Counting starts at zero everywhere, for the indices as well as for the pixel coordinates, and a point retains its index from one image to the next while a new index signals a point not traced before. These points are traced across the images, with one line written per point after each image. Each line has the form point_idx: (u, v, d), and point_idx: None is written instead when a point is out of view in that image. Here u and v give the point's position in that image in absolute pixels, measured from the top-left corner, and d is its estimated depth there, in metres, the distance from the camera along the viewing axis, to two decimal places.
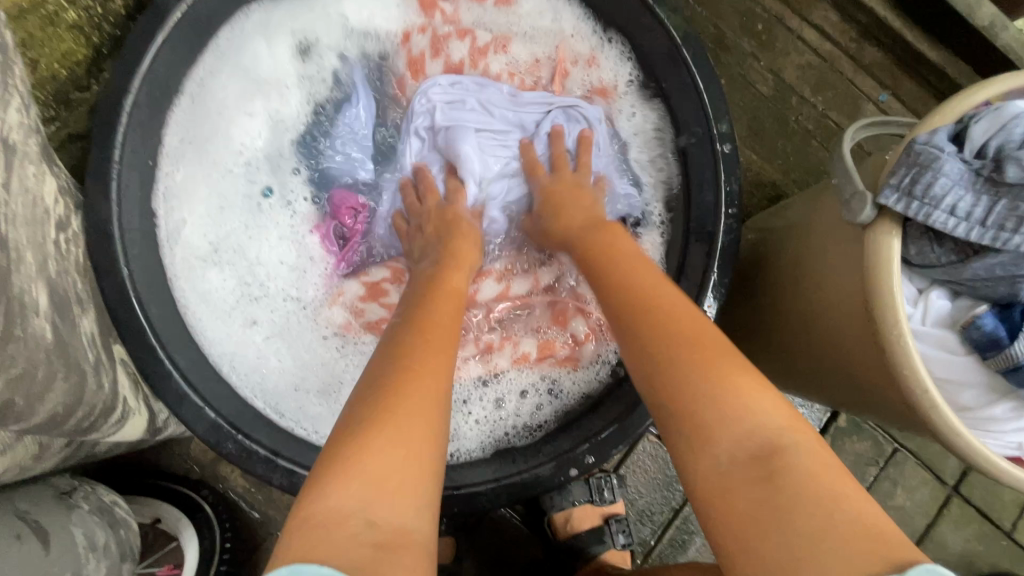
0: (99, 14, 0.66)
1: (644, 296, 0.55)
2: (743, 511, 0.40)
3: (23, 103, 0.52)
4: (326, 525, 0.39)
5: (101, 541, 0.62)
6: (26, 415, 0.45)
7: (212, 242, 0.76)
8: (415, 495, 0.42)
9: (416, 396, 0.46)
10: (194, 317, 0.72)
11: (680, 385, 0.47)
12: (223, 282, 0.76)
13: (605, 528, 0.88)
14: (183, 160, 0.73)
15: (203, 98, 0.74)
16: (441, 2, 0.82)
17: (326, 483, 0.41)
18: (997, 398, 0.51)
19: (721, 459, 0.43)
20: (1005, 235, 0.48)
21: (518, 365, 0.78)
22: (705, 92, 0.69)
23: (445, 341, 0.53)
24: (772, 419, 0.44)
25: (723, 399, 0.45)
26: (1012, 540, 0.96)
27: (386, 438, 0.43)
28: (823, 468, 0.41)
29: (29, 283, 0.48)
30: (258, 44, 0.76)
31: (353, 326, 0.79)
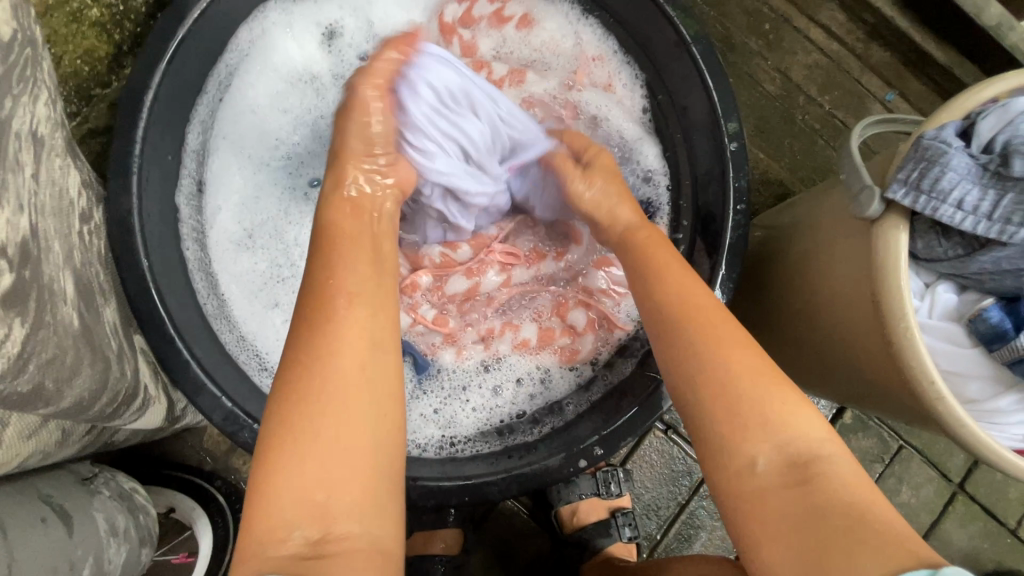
0: (121, 12, 0.67)
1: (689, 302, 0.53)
2: (774, 515, 0.43)
3: (50, 97, 0.53)
4: (260, 548, 0.41)
5: (122, 526, 0.63)
6: (55, 398, 0.46)
7: (247, 228, 0.78)
8: (353, 499, 0.44)
9: (325, 406, 0.46)
10: (224, 295, 0.75)
11: (715, 394, 0.47)
12: (252, 265, 0.78)
13: (612, 521, 0.89)
14: (216, 153, 0.77)
15: (231, 97, 0.77)
16: (461, 28, 0.83)
17: (257, 505, 0.43)
18: (1002, 390, 0.52)
19: (756, 463, 0.45)
20: (1011, 228, 0.48)
21: (519, 349, 0.79)
22: (713, 90, 0.69)
23: (349, 318, 0.50)
24: (811, 430, 0.45)
25: (776, 413, 0.45)
26: (1017, 538, 0.97)
27: (296, 456, 0.44)
28: (860, 481, 0.43)
29: (57, 271, 0.49)
30: (285, 42, 0.79)
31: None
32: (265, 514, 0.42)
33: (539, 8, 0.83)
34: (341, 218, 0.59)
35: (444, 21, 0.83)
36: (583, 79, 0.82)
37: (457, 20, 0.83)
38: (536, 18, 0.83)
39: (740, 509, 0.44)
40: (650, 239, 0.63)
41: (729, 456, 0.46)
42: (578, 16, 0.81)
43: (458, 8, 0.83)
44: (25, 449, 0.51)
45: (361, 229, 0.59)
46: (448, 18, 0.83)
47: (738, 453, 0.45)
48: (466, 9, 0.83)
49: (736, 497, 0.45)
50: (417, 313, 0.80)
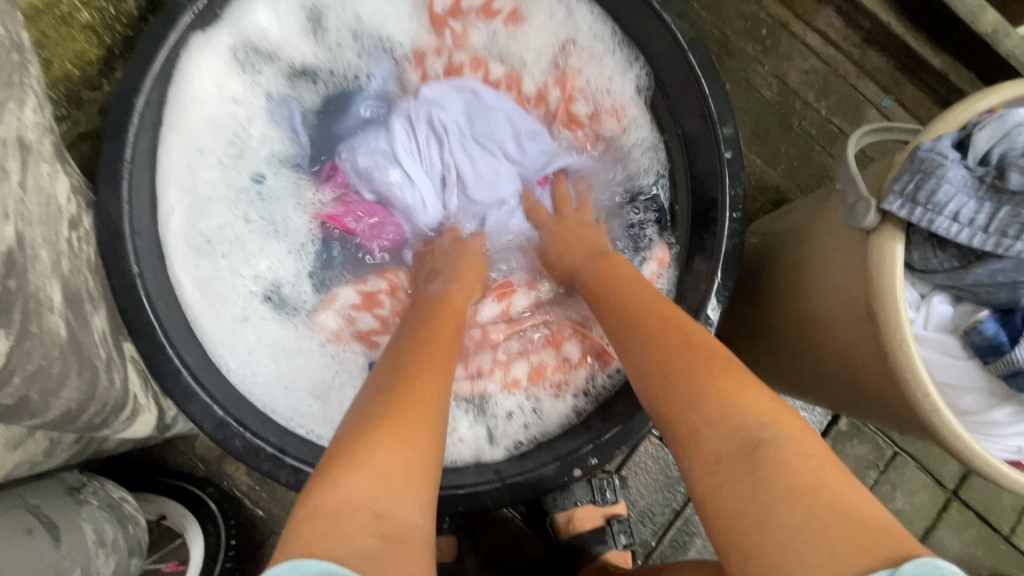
0: (111, 14, 0.66)
1: (653, 312, 0.55)
2: (733, 502, 0.41)
3: (38, 102, 0.53)
4: (336, 514, 0.39)
5: (110, 537, 0.62)
6: (40, 410, 0.46)
7: (205, 232, 0.74)
8: (423, 492, 0.42)
9: (428, 410, 0.47)
10: (187, 303, 0.70)
11: (669, 393, 0.48)
12: (216, 271, 0.75)
13: (607, 529, 0.88)
14: (177, 151, 0.72)
15: (194, 94, 0.72)
16: (452, 20, 0.82)
17: (333, 475, 0.41)
18: (996, 403, 0.52)
19: (711, 456, 0.43)
20: (1007, 241, 0.48)
21: (507, 389, 0.78)
22: (710, 97, 0.69)
23: (445, 358, 0.54)
24: (753, 415, 0.43)
25: (718, 401, 0.45)
26: (1011, 544, 0.97)
27: (394, 439, 0.43)
28: (805, 459, 0.40)
29: (43, 280, 0.48)
30: (265, 33, 0.76)
31: (344, 333, 0.78)
32: (345, 481, 0.40)
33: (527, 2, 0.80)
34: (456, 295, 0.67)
35: (434, 12, 0.82)
36: (573, 81, 0.82)
37: (447, 12, 0.82)
38: (524, 13, 0.81)
39: (704, 503, 0.43)
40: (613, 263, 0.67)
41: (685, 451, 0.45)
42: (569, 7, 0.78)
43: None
44: (11, 460, 0.50)
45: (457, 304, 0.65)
46: (439, 10, 0.81)
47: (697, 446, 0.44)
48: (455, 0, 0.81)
49: (702, 494, 0.43)
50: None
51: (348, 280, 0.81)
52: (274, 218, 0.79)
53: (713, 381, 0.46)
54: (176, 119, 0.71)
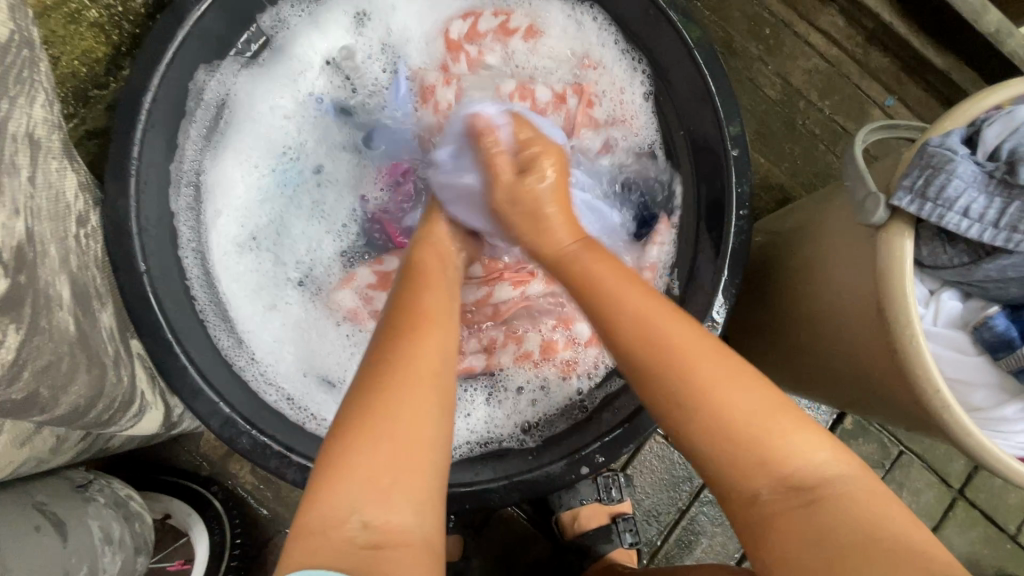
0: (120, 13, 0.67)
1: (643, 323, 0.48)
2: (787, 542, 0.41)
3: (47, 99, 0.53)
4: (320, 530, 0.41)
5: (117, 534, 0.62)
6: (49, 406, 0.46)
7: (249, 229, 0.78)
8: (414, 491, 0.43)
9: (403, 399, 0.45)
10: (225, 294, 0.75)
11: (705, 432, 0.44)
12: (257, 264, 0.78)
13: (613, 527, 0.88)
14: (220, 158, 0.76)
15: (233, 102, 0.76)
16: (467, 44, 0.82)
17: (318, 489, 0.42)
18: (1007, 399, 0.52)
19: (761, 492, 0.43)
20: (1018, 236, 0.48)
21: (521, 362, 0.78)
22: (716, 96, 0.69)
23: (428, 327, 0.50)
24: (812, 451, 0.43)
25: (770, 443, 0.43)
26: (1017, 543, 0.97)
27: (370, 442, 0.43)
28: (871, 496, 0.42)
29: (52, 276, 0.48)
30: (311, 39, 0.79)
31: (362, 312, 0.77)
32: (331, 494, 0.42)
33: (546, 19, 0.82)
34: (426, 258, 0.61)
35: (449, 38, 0.82)
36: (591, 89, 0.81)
37: (463, 37, 0.82)
38: (542, 31, 0.82)
39: (754, 539, 0.43)
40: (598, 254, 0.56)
41: (733, 487, 0.44)
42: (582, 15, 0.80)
43: (463, 25, 0.82)
44: (18, 457, 0.50)
45: (441, 270, 0.60)
46: (455, 35, 0.82)
47: (741, 484, 0.43)
48: (471, 25, 0.82)
49: (749, 530, 0.43)
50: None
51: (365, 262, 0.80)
52: (312, 208, 0.80)
53: (759, 420, 0.44)
54: (215, 125, 0.75)
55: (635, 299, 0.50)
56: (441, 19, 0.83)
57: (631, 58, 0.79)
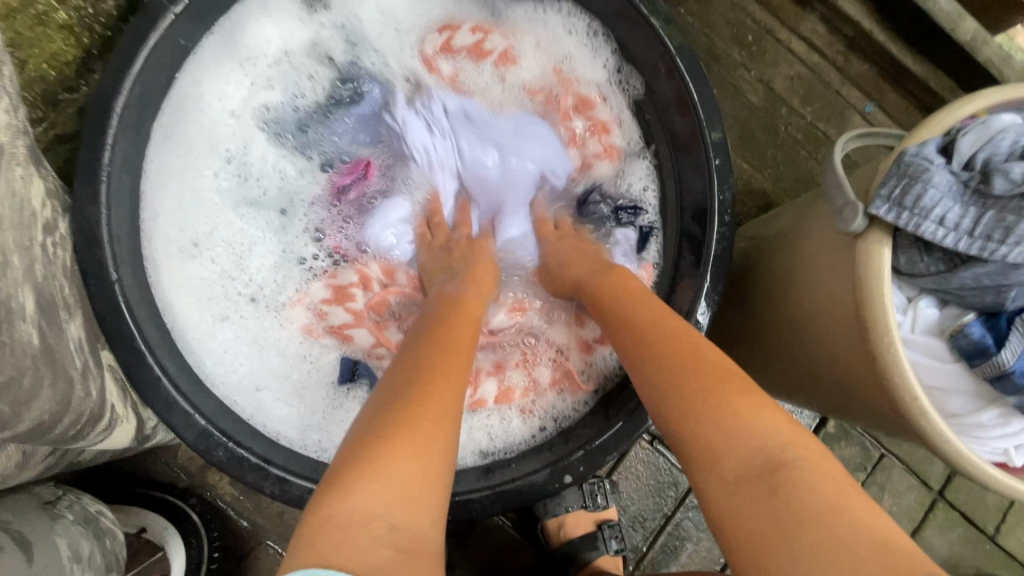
0: (90, 14, 0.65)
1: (647, 330, 0.55)
2: (752, 524, 0.41)
3: (11, 104, 0.51)
4: (349, 526, 0.39)
5: (86, 552, 0.60)
6: (10, 423, 0.44)
7: (194, 236, 0.75)
8: (438, 506, 0.43)
9: (445, 417, 0.47)
10: (172, 302, 0.71)
11: (687, 416, 0.48)
12: (204, 272, 0.75)
13: (598, 535, 0.88)
14: (159, 156, 0.71)
15: (187, 101, 0.73)
16: (442, 58, 0.83)
17: (354, 482, 0.42)
18: (983, 405, 0.53)
19: (728, 477, 0.44)
20: (992, 245, 0.49)
21: (477, 409, 0.75)
22: (698, 102, 0.69)
23: (460, 357, 0.54)
24: (769, 432, 0.45)
25: (728, 422, 0.46)
26: (996, 543, 0.98)
27: (412, 448, 0.44)
28: (824, 479, 0.41)
29: (14, 287, 0.47)
30: (264, 30, 0.76)
31: (315, 328, 0.78)
32: (358, 490, 0.41)
33: (518, 29, 0.82)
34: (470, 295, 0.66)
35: (425, 54, 0.83)
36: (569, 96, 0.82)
37: (437, 51, 0.82)
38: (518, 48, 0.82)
39: (722, 518, 0.43)
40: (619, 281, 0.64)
41: (702, 469, 0.45)
42: (553, 7, 0.79)
43: (438, 39, 0.82)
44: None
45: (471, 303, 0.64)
46: (429, 51, 0.82)
47: (709, 465, 0.45)
48: (446, 40, 0.82)
49: (717, 509, 0.44)
50: (383, 336, 0.78)
51: (320, 277, 0.80)
52: (268, 219, 0.79)
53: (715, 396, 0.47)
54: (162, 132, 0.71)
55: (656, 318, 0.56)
56: (417, 29, 0.83)
57: (604, 55, 0.79)
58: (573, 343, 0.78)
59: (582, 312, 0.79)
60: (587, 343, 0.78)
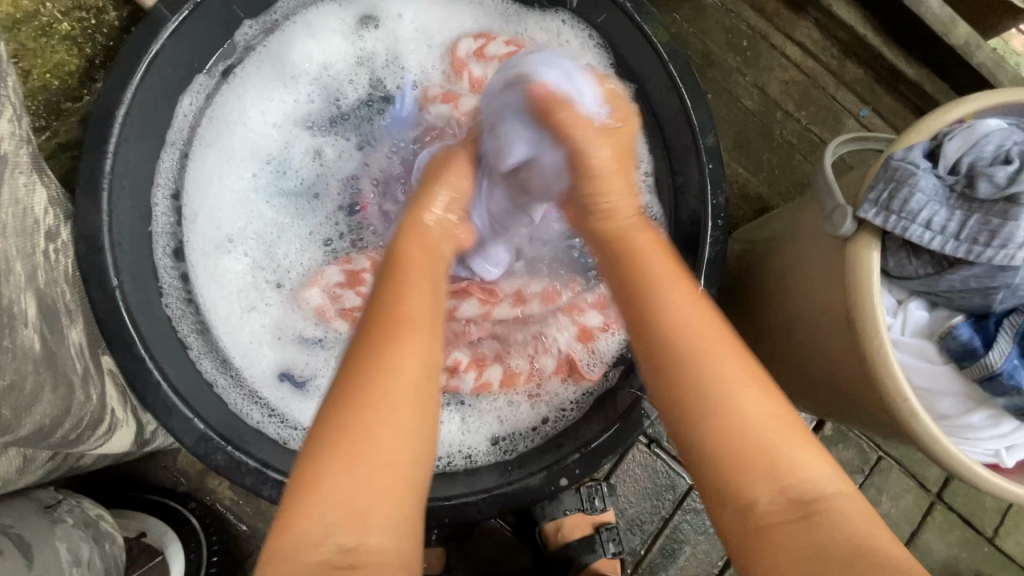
0: (93, 25, 0.66)
1: (674, 327, 0.48)
2: (782, 550, 0.42)
3: (14, 113, 0.52)
4: (296, 546, 0.41)
5: (85, 556, 0.60)
6: (12, 426, 0.45)
7: (227, 231, 0.78)
8: (388, 509, 0.43)
9: (382, 418, 0.44)
10: (202, 297, 0.75)
11: (722, 435, 0.45)
12: (237, 267, 0.78)
13: (596, 537, 0.88)
14: (198, 160, 0.76)
15: (225, 108, 0.78)
16: (472, 61, 0.81)
17: (295, 505, 0.42)
18: (974, 406, 0.53)
19: (760, 502, 0.44)
20: (978, 248, 0.50)
21: (481, 392, 0.77)
22: (691, 108, 0.69)
23: (409, 337, 0.47)
24: (813, 465, 0.44)
25: (776, 454, 0.44)
26: (995, 546, 0.98)
27: (344, 464, 0.43)
28: (866, 518, 0.42)
29: (17, 293, 0.48)
30: (306, 46, 0.80)
31: (329, 311, 0.78)
32: (303, 512, 0.42)
33: (544, 45, 0.82)
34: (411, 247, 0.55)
35: (456, 55, 0.81)
36: None
37: (469, 54, 0.81)
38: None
39: (748, 539, 0.44)
40: (646, 239, 0.55)
41: (735, 490, 0.44)
42: (577, 24, 0.79)
43: (472, 43, 0.81)
44: None
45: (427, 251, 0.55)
46: (462, 53, 0.81)
47: (744, 488, 0.44)
48: (479, 44, 0.81)
49: (743, 530, 0.44)
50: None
51: (336, 261, 0.80)
52: (300, 210, 0.80)
53: (762, 412, 0.45)
54: (190, 145, 0.76)
55: (683, 303, 0.49)
56: (450, 37, 0.83)
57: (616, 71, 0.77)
58: (577, 333, 0.79)
59: (583, 303, 0.80)
60: (592, 332, 0.78)
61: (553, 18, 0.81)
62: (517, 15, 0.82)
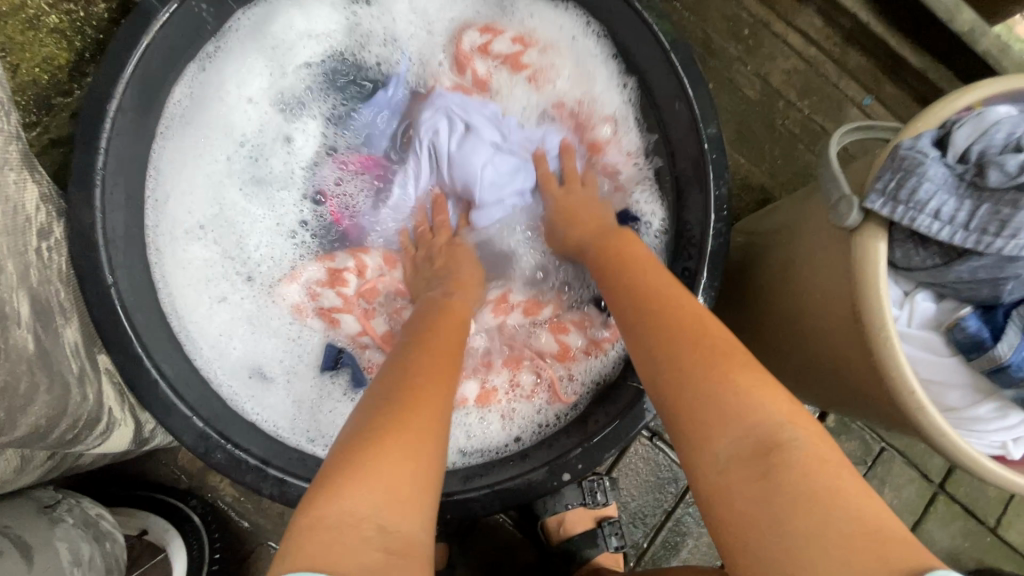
0: (81, 18, 0.65)
1: (652, 296, 0.55)
2: (743, 508, 0.41)
3: (2, 109, 0.51)
4: (339, 527, 0.40)
5: (86, 555, 0.60)
6: (7, 428, 0.44)
7: (200, 217, 0.76)
8: (425, 501, 0.43)
9: (433, 418, 0.47)
10: (167, 282, 0.72)
11: (683, 398, 0.47)
12: (206, 254, 0.75)
13: (599, 531, 0.88)
14: (173, 140, 0.74)
15: (206, 87, 0.75)
16: (477, 56, 0.80)
17: (343, 485, 0.42)
18: (981, 398, 0.52)
19: (720, 457, 0.44)
20: (987, 238, 0.49)
21: (458, 407, 0.76)
22: (693, 98, 0.68)
23: (453, 366, 0.55)
24: (768, 413, 0.44)
25: (730, 392, 0.45)
26: (997, 536, 0.98)
27: (406, 451, 0.44)
28: (826, 466, 0.41)
29: (9, 293, 0.47)
30: (295, 24, 0.79)
31: (306, 308, 0.77)
32: (346, 492, 0.41)
33: (546, 30, 0.80)
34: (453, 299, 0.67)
35: (461, 49, 0.80)
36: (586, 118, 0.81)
37: (474, 49, 0.80)
38: (555, 63, 0.81)
39: (711, 499, 0.43)
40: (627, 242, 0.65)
41: (694, 444, 0.45)
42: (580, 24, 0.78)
43: (478, 37, 0.80)
44: None
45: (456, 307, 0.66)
46: (467, 47, 0.80)
47: (703, 444, 0.45)
48: (486, 40, 0.80)
49: (705, 489, 0.44)
50: (368, 324, 0.76)
51: (314, 256, 0.79)
52: (274, 198, 0.79)
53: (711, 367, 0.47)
54: (169, 127, 0.73)
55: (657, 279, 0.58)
56: (454, 30, 0.82)
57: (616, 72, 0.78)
58: (557, 351, 0.78)
59: (567, 320, 0.79)
60: (572, 351, 0.77)
61: (558, 16, 0.79)
62: (510, 1, 0.80)
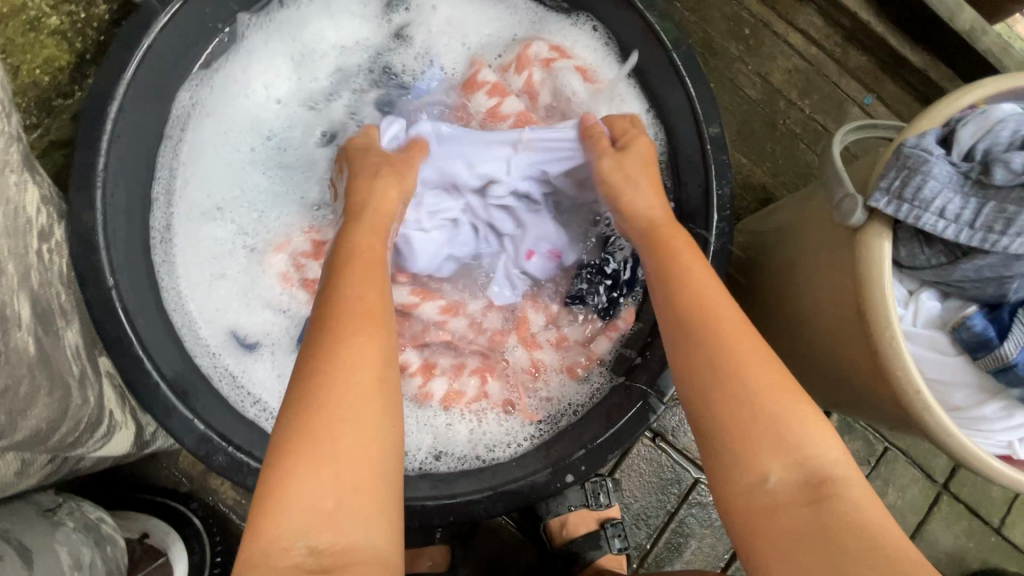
0: (83, 19, 0.65)
1: (702, 303, 0.52)
2: (790, 535, 0.42)
3: (4, 111, 0.51)
4: (265, 551, 0.40)
5: (87, 559, 0.60)
6: (8, 431, 0.44)
7: (216, 199, 0.76)
8: (359, 499, 0.42)
9: (344, 414, 0.44)
10: (175, 262, 0.73)
11: (731, 418, 0.46)
12: (218, 234, 0.75)
13: (601, 533, 0.87)
14: (193, 127, 0.75)
15: (224, 75, 0.75)
16: (535, 65, 0.78)
17: (265, 510, 0.41)
18: (987, 398, 0.52)
19: (770, 480, 0.44)
20: (994, 236, 0.48)
21: (422, 401, 0.75)
22: (695, 98, 0.68)
23: (362, 330, 0.49)
24: (826, 448, 0.45)
25: (778, 418, 0.45)
26: (1001, 536, 0.98)
27: (310, 462, 0.42)
28: (869, 504, 0.42)
29: (10, 295, 0.47)
30: (321, 22, 0.79)
31: (292, 277, 0.75)
32: (282, 514, 0.41)
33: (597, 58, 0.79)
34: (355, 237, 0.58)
35: (525, 52, 0.78)
36: None
37: (538, 58, 0.78)
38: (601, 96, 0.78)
39: (757, 521, 0.43)
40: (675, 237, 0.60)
41: (746, 465, 0.44)
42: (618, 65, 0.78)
43: (546, 49, 0.78)
44: None
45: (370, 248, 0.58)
46: (533, 53, 0.78)
47: (757, 464, 0.44)
48: (553, 54, 0.78)
49: (750, 512, 0.44)
50: None
51: (304, 225, 0.77)
52: (296, 178, 0.78)
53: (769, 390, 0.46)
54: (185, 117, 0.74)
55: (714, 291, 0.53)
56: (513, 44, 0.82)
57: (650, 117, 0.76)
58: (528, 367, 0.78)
59: (536, 332, 0.79)
60: (544, 368, 0.77)
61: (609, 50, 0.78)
62: (545, 26, 0.81)
